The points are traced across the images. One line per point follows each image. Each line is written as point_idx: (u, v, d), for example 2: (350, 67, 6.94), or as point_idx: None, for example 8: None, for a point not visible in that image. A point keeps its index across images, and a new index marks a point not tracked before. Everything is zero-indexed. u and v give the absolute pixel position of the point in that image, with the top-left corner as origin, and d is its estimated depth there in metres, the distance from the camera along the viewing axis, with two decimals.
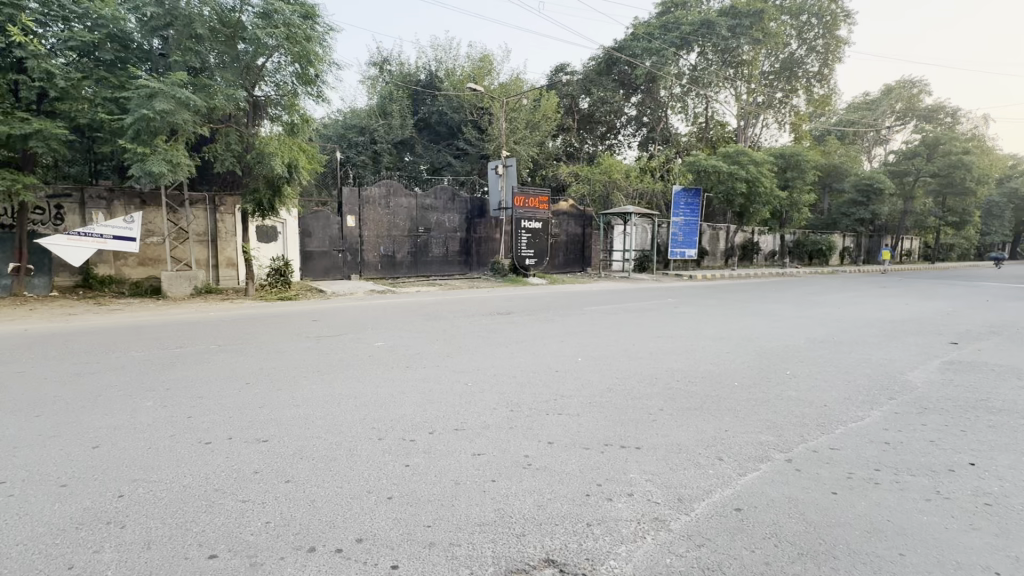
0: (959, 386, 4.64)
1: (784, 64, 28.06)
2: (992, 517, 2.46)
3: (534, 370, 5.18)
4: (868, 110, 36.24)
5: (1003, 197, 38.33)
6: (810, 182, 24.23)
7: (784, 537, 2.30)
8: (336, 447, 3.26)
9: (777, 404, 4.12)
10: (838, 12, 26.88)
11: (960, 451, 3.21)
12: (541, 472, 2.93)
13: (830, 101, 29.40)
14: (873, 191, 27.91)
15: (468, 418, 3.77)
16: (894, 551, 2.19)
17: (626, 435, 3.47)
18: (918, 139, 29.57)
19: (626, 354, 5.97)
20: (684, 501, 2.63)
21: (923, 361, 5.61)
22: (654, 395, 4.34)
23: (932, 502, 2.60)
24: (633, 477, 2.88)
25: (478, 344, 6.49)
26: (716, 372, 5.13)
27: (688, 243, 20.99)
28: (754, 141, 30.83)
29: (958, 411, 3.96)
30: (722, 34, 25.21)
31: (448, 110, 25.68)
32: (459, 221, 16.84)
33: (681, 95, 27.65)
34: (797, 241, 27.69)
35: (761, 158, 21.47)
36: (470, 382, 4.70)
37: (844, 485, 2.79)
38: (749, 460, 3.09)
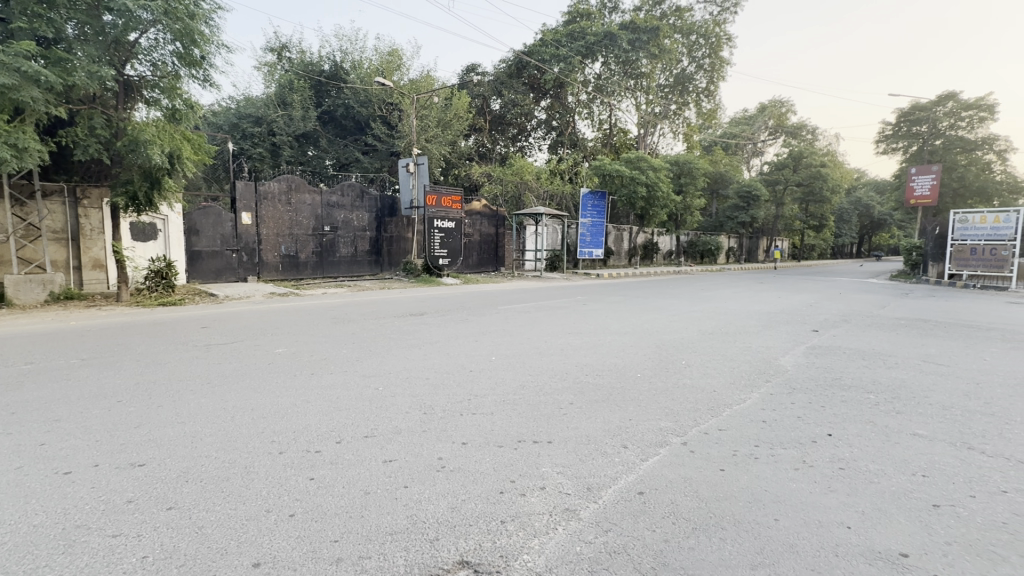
0: (820, 368, 5.35)
1: (677, 80, 30.49)
2: (846, 479, 2.86)
3: (448, 371, 5.13)
4: (747, 125, 40.60)
5: (851, 205, 44.89)
6: (700, 189, 26.74)
7: (681, 514, 2.49)
8: (230, 466, 2.97)
9: (674, 392, 4.47)
10: (722, 36, 29.78)
11: (820, 424, 3.70)
12: (455, 474, 2.90)
13: (716, 116, 32.40)
14: (751, 198, 31.57)
15: (378, 424, 3.63)
16: (770, 517, 2.47)
17: (538, 430, 3.55)
18: (787, 152, 33.64)
19: (539, 351, 6.12)
20: (592, 489, 2.75)
21: (793, 347, 6.40)
22: (564, 390, 4.50)
23: (800, 471, 2.96)
24: (545, 471, 2.95)
25: (391, 347, 6.29)
26: (620, 365, 5.43)
27: (595, 243, 22.07)
28: (652, 149, 33.22)
29: (820, 390, 4.57)
30: (623, 47, 26.70)
31: (355, 103, 24.66)
32: (368, 219, 16.20)
33: (586, 102, 29.19)
34: (691, 242, 30.32)
35: (659, 165, 23.21)
36: (382, 387, 4.53)
37: (730, 461, 3.10)
38: (650, 446, 3.32)
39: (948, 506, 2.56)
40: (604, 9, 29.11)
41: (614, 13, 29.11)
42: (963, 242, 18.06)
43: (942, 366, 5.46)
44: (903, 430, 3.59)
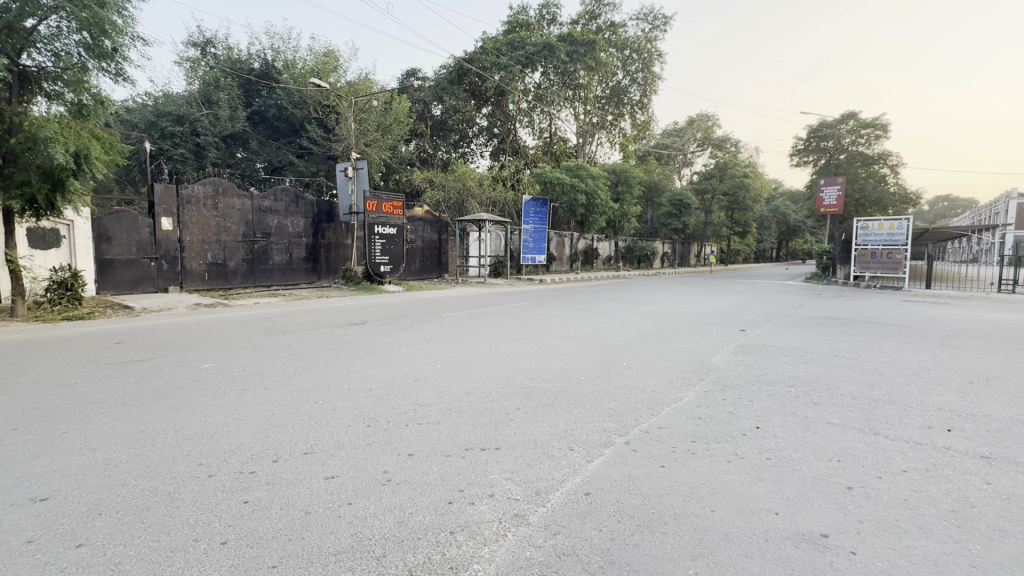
0: (747, 365, 5.73)
1: (612, 92, 31.70)
2: (772, 468, 3.07)
3: (392, 381, 5.00)
4: (677, 137, 42.90)
5: (770, 213, 48.55)
6: (636, 197, 27.92)
7: (625, 512, 2.57)
8: (152, 494, 2.72)
9: (615, 393, 4.62)
10: (654, 52, 31.25)
11: (749, 418, 3.96)
12: (402, 487, 2.83)
13: (650, 127, 33.92)
14: (682, 206, 33.45)
15: (319, 439, 3.48)
16: (707, 509, 2.61)
17: (486, 437, 3.54)
18: (713, 163, 35.89)
19: (485, 357, 6.12)
20: (540, 493, 2.77)
21: (723, 346, 6.81)
22: (511, 395, 4.53)
23: (732, 464, 3.14)
24: (494, 478, 2.94)
25: (331, 358, 6.05)
26: (565, 369, 5.53)
27: (538, 249, 22.42)
28: (591, 157, 34.31)
29: (748, 386, 4.88)
30: (561, 58, 27.39)
31: (288, 105, 23.62)
32: (305, 225, 15.54)
33: (527, 110, 29.68)
34: (628, 248, 31.53)
35: (597, 173, 23.99)
36: (322, 400, 4.33)
37: (670, 457, 3.24)
38: (595, 447, 3.41)
39: (860, 487, 2.82)
40: (542, 20, 29.81)
41: (552, 25, 29.88)
42: (865, 247, 19.93)
43: (850, 359, 6.03)
44: (820, 420, 3.91)
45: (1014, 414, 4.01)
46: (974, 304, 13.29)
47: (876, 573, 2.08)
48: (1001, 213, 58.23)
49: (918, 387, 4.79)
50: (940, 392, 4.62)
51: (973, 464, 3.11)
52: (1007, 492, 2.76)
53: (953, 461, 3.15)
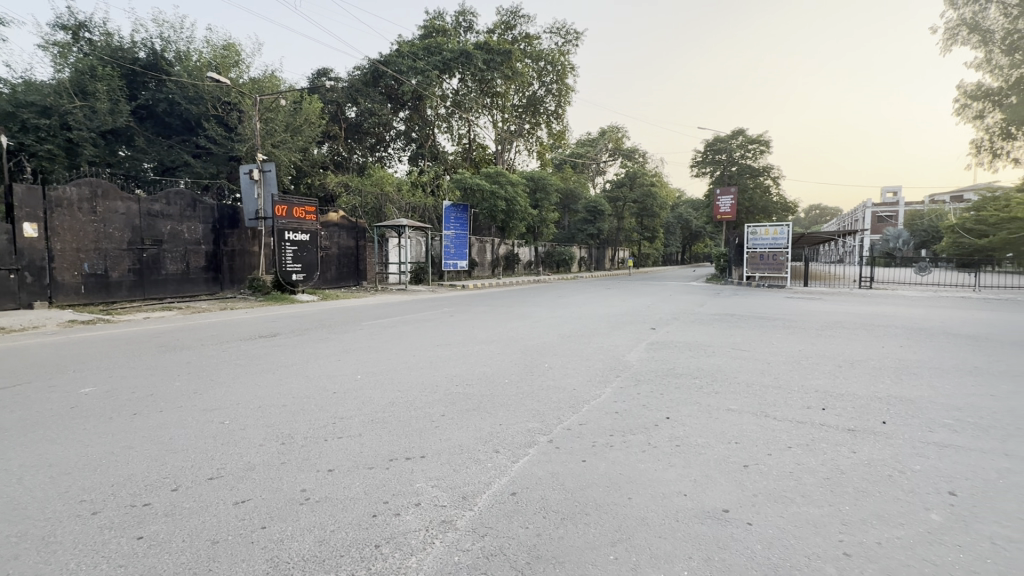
0: (658, 360, 6.14)
1: (529, 101, 32.52)
2: (681, 455, 3.32)
3: (308, 395, 4.74)
4: (591, 147, 45.04)
5: (674, 219, 52.55)
6: (553, 204, 28.82)
7: (550, 508, 2.66)
8: (18, 542, 2.35)
9: (538, 393, 4.75)
10: (567, 66, 32.47)
11: (662, 409, 4.24)
12: (322, 504, 2.70)
13: (566, 136, 35.18)
14: (597, 213, 35.15)
15: (227, 461, 3.23)
16: (624, 497, 2.77)
17: (410, 446, 3.48)
18: (624, 173, 38.03)
19: (408, 365, 5.99)
20: (467, 498, 2.78)
21: (637, 344, 7.24)
22: (436, 402, 4.48)
23: (647, 453, 3.36)
24: (420, 487, 2.90)
25: (238, 374, 5.60)
26: (488, 373, 5.58)
27: (459, 255, 22.44)
28: (510, 164, 34.95)
29: (658, 380, 5.24)
30: (478, 66, 27.64)
31: (182, 100, 21.55)
32: (203, 231, 14.24)
33: (445, 116, 29.57)
34: (548, 253, 32.41)
35: (515, 180, 24.37)
36: (229, 420, 4.00)
37: (590, 451, 3.41)
38: (520, 447, 3.48)
39: (754, 465, 3.15)
40: (459, 27, 29.91)
41: (469, 32, 30.10)
42: (754, 250, 22.18)
43: (744, 351, 6.68)
44: (720, 407, 4.30)
45: (872, 391, 4.69)
46: (840, 299, 15.29)
47: (768, 539, 2.34)
48: (859, 220, 67.65)
49: (799, 373, 5.44)
50: (816, 376, 5.28)
51: (842, 437, 3.59)
52: (868, 458, 3.22)
53: (828, 435, 3.62)
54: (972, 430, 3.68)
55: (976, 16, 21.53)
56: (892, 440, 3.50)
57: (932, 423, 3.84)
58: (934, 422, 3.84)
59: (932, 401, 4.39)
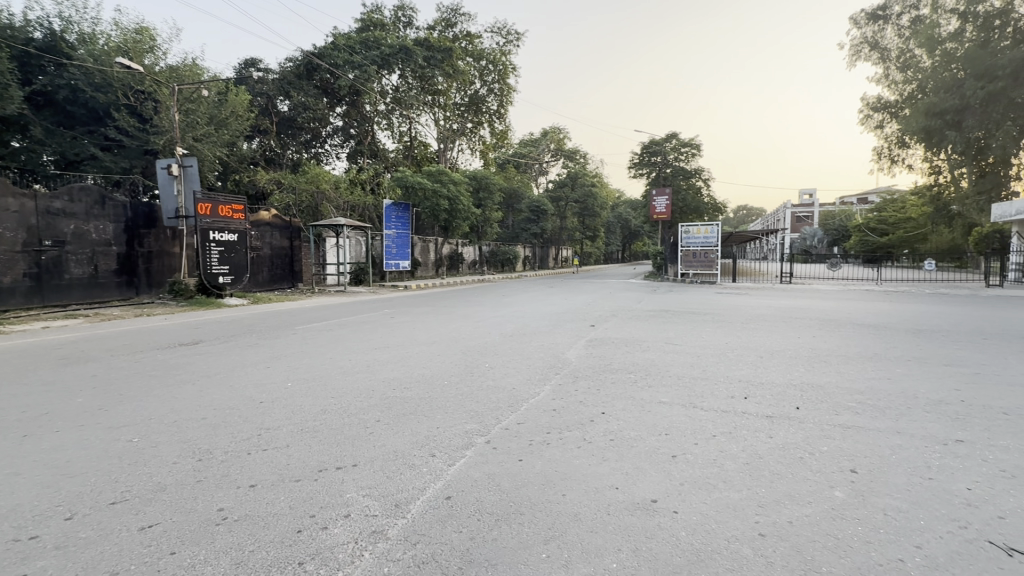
0: (596, 357, 6.29)
1: (471, 100, 32.37)
2: (614, 449, 3.41)
3: (231, 406, 4.44)
4: (533, 147, 45.56)
5: (613, 218, 54.30)
6: (497, 203, 28.87)
7: (485, 510, 2.64)
8: None
9: (477, 394, 4.73)
10: (509, 65, 32.54)
11: (597, 405, 4.34)
12: (241, 523, 2.52)
13: (509, 136, 35.30)
14: (540, 212, 35.83)
15: (135, 483, 2.96)
16: (558, 494, 2.80)
17: (342, 454, 3.35)
18: (566, 173, 38.82)
19: (343, 370, 5.77)
20: (400, 505, 2.71)
21: (576, 341, 7.38)
22: (371, 408, 4.35)
23: (582, 449, 3.42)
24: (350, 497, 2.79)
25: (152, 386, 5.15)
26: (428, 375, 5.48)
27: (401, 255, 21.98)
28: (452, 163, 34.68)
29: (596, 376, 5.36)
30: (418, 62, 27.15)
31: (87, 87, 19.52)
32: (114, 231, 13.05)
33: (385, 112, 28.84)
34: (492, 252, 32.44)
35: (458, 179, 24.21)
36: (138, 438, 3.66)
37: (526, 450, 3.42)
38: (457, 450, 3.44)
39: (681, 455, 3.28)
40: (398, 22, 29.23)
41: (409, 28, 29.50)
42: (688, 248, 23.29)
43: (676, 345, 6.98)
44: (652, 401, 4.46)
45: (788, 378, 5.06)
46: (763, 294, 16.38)
47: (692, 525, 2.44)
48: (780, 219, 72.99)
49: (725, 365, 5.75)
50: (740, 367, 5.61)
51: (761, 424, 3.82)
52: (783, 442, 3.46)
53: (748, 423, 3.85)
54: (872, 411, 4.04)
55: (875, 35, 24.40)
56: (804, 424, 3.78)
57: (838, 406, 4.20)
58: (840, 405, 4.19)
59: (838, 385, 4.80)
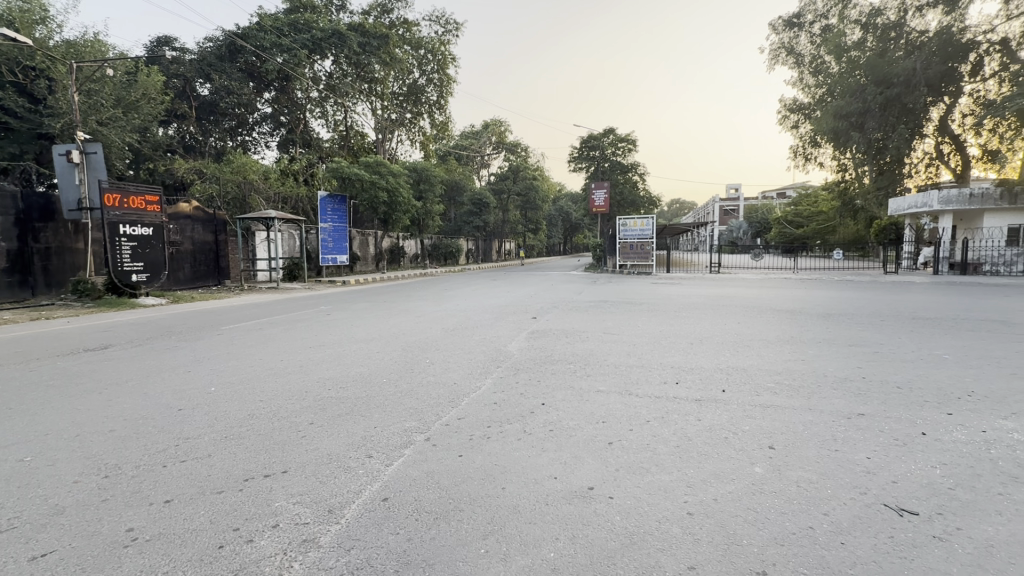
0: (537, 349, 6.36)
1: (410, 90, 31.60)
2: (553, 439, 3.46)
3: (145, 415, 4.07)
4: (474, 139, 45.24)
5: (555, 212, 55.23)
6: (438, 195, 28.40)
7: (422, 509, 2.59)
8: None
9: (417, 391, 4.64)
10: (448, 55, 31.90)
11: (538, 397, 4.39)
12: (154, 543, 2.32)
13: (449, 128, 34.74)
14: (482, 205, 35.61)
15: (27, 508, 2.64)
16: (498, 487, 2.80)
17: (270, 461, 3.17)
18: (508, 166, 38.90)
19: (274, 372, 5.47)
20: (334, 510, 2.60)
21: (518, 334, 7.42)
22: (304, 410, 4.14)
23: (522, 440, 3.45)
24: (279, 506, 2.64)
25: (50, 397, 4.63)
26: (366, 373, 5.30)
27: (338, 249, 21.14)
28: (391, 154, 33.75)
29: (537, 367, 5.42)
30: (352, 48, 26.03)
31: None
32: (4, 225, 11.58)
33: (318, 99, 27.52)
34: (435, 245, 32.01)
35: (398, 171, 23.57)
36: (32, 456, 3.28)
37: (467, 446, 3.39)
38: (395, 449, 3.35)
39: (617, 441, 3.39)
40: (330, 5, 27.85)
41: (342, 11, 28.20)
42: (625, 241, 24.10)
43: (614, 335, 7.21)
44: (590, 390, 4.58)
45: (715, 363, 5.37)
46: (694, 283, 17.29)
47: (626, 510, 2.53)
48: (710, 214, 77.13)
49: (659, 352, 6.01)
50: (672, 353, 5.88)
51: (690, 407, 4.03)
52: (710, 424, 3.66)
53: (679, 406, 4.04)
54: (786, 390, 4.38)
55: (791, 41, 26.34)
56: (729, 405, 4.02)
57: (758, 386, 4.51)
58: (760, 386, 4.50)
59: (760, 368, 5.14)
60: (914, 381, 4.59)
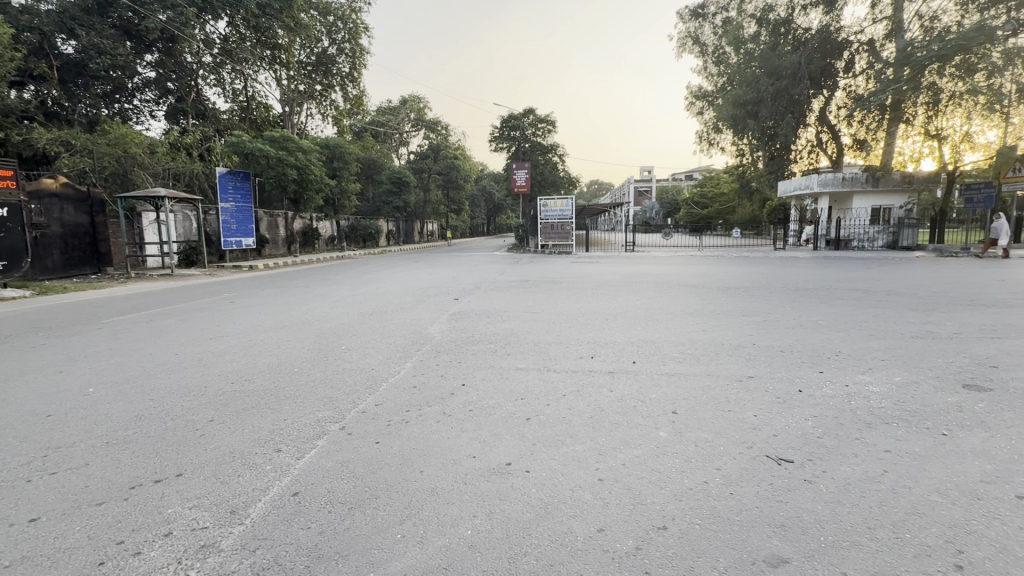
0: (459, 330, 6.34)
1: (318, 60, 29.65)
2: (473, 419, 3.48)
3: (2, 425, 3.52)
4: (392, 115, 43.42)
5: (477, 192, 54.93)
6: (354, 174, 26.99)
7: (335, 501, 2.50)
8: None
9: (332, 378, 4.45)
10: (360, 24, 29.85)
11: (458, 379, 4.37)
12: (17, 569, 2.04)
13: (365, 103, 32.85)
14: (402, 184, 34.46)
15: None
16: (417, 470, 2.78)
17: (162, 464, 2.89)
18: (428, 145, 37.87)
19: (167, 367, 4.95)
20: (237, 511, 2.43)
21: (440, 316, 7.33)
22: (202, 407, 3.81)
23: (442, 422, 3.43)
24: (173, 513, 2.42)
25: None
26: (274, 364, 4.97)
27: (243, 231, 19.50)
28: (300, 128, 31.50)
29: (458, 349, 5.38)
30: (251, 10, 23.58)
31: None
32: None
33: (212, 65, 24.84)
34: (351, 227, 30.64)
35: (308, 147, 22.02)
36: None
37: (384, 432, 3.32)
38: (306, 441, 3.20)
39: (535, 417, 3.48)
40: None
41: None
42: (546, 221, 24.53)
43: (534, 313, 7.36)
44: (510, 368, 4.66)
45: (627, 336, 5.68)
46: (611, 261, 18.08)
47: (542, 481, 2.61)
48: (626, 195, 80.72)
49: (576, 328, 6.24)
50: (589, 329, 6.12)
51: (604, 379, 4.24)
52: (622, 394, 3.87)
53: (594, 379, 4.24)
54: (688, 358, 4.76)
55: (696, 31, 28.00)
56: (638, 376, 4.28)
57: (664, 356, 4.85)
58: (667, 356, 4.84)
59: (667, 339, 5.50)
60: (793, 344, 5.18)
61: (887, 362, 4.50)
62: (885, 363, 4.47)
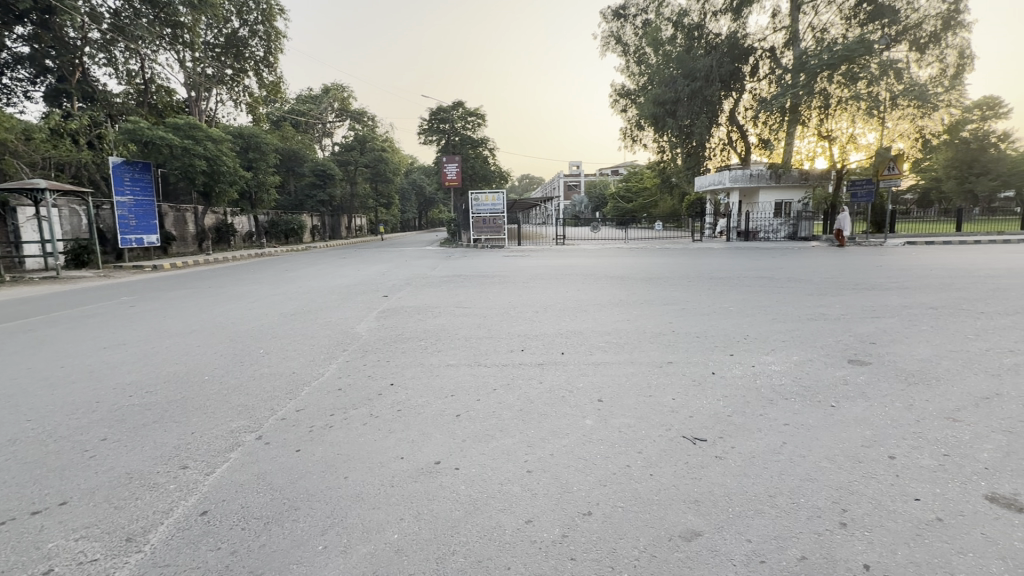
0: (387, 328, 6.16)
1: (228, 41, 27.40)
2: (401, 419, 3.40)
3: None
4: (313, 104, 41.20)
5: (406, 186, 53.55)
6: (273, 166, 25.33)
7: (250, 517, 2.33)
8: None
9: (249, 385, 4.15)
10: (276, 6, 27.91)
11: (387, 378, 4.25)
12: None
13: (283, 90, 30.87)
14: (327, 177, 32.89)
15: None
16: (341, 477, 2.66)
17: (42, 495, 2.55)
18: (353, 136, 36.36)
19: (50, 383, 4.37)
20: (133, 538, 2.20)
21: (367, 314, 7.09)
22: (94, 425, 3.41)
23: (368, 425, 3.31)
24: (54, 547, 2.15)
25: None
26: (181, 373, 4.56)
27: (144, 228, 17.71)
28: (209, 115, 29.03)
29: (386, 348, 5.23)
30: None
31: None
32: None
33: (100, 43, 22.19)
34: (271, 222, 28.83)
35: (219, 136, 20.30)
36: None
37: (306, 438, 3.15)
38: (217, 454, 2.97)
39: (465, 413, 3.45)
40: None
41: None
42: (477, 215, 24.45)
43: (465, 308, 7.32)
44: (440, 364, 4.61)
45: (556, 328, 5.81)
46: (542, 255, 18.41)
47: (470, 478, 2.60)
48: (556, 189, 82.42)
49: (507, 322, 6.27)
50: (519, 322, 6.18)
51: (534, 371, 4.30)
52: (551, 385, 3.94)
53: (523, 372, 4.29)
54: (613, 347, 4.95)
55: (618, 30, 28.95)
56: (567, 366, 4.38)
57: (591, 346, 5.01)
58: (593, 346, 5.00)
59: (593, 330, 5.69)
60: (708, 330, 5.53)
61: (787, 342, 4.94)
62: (786, 344, 4.90)
